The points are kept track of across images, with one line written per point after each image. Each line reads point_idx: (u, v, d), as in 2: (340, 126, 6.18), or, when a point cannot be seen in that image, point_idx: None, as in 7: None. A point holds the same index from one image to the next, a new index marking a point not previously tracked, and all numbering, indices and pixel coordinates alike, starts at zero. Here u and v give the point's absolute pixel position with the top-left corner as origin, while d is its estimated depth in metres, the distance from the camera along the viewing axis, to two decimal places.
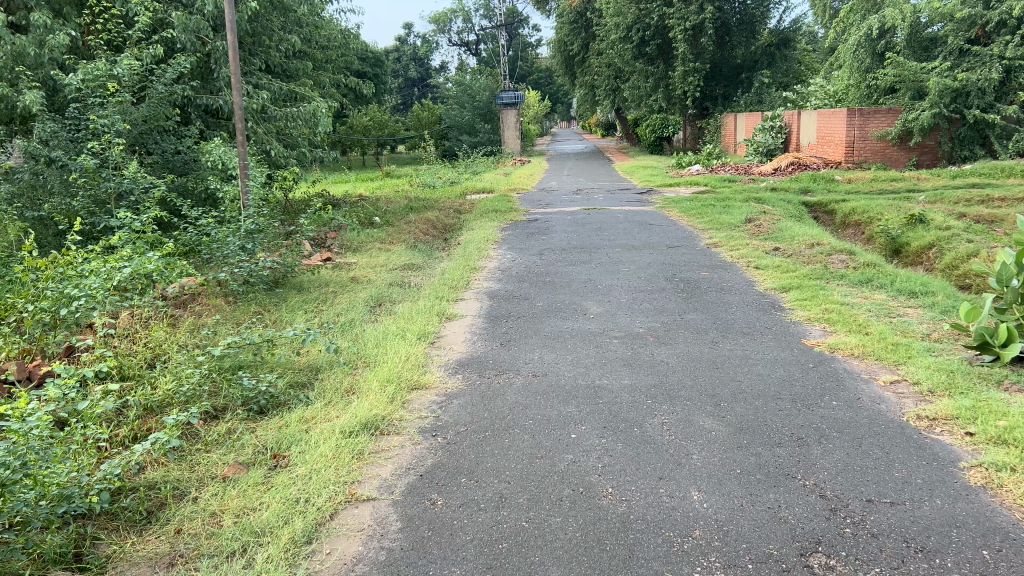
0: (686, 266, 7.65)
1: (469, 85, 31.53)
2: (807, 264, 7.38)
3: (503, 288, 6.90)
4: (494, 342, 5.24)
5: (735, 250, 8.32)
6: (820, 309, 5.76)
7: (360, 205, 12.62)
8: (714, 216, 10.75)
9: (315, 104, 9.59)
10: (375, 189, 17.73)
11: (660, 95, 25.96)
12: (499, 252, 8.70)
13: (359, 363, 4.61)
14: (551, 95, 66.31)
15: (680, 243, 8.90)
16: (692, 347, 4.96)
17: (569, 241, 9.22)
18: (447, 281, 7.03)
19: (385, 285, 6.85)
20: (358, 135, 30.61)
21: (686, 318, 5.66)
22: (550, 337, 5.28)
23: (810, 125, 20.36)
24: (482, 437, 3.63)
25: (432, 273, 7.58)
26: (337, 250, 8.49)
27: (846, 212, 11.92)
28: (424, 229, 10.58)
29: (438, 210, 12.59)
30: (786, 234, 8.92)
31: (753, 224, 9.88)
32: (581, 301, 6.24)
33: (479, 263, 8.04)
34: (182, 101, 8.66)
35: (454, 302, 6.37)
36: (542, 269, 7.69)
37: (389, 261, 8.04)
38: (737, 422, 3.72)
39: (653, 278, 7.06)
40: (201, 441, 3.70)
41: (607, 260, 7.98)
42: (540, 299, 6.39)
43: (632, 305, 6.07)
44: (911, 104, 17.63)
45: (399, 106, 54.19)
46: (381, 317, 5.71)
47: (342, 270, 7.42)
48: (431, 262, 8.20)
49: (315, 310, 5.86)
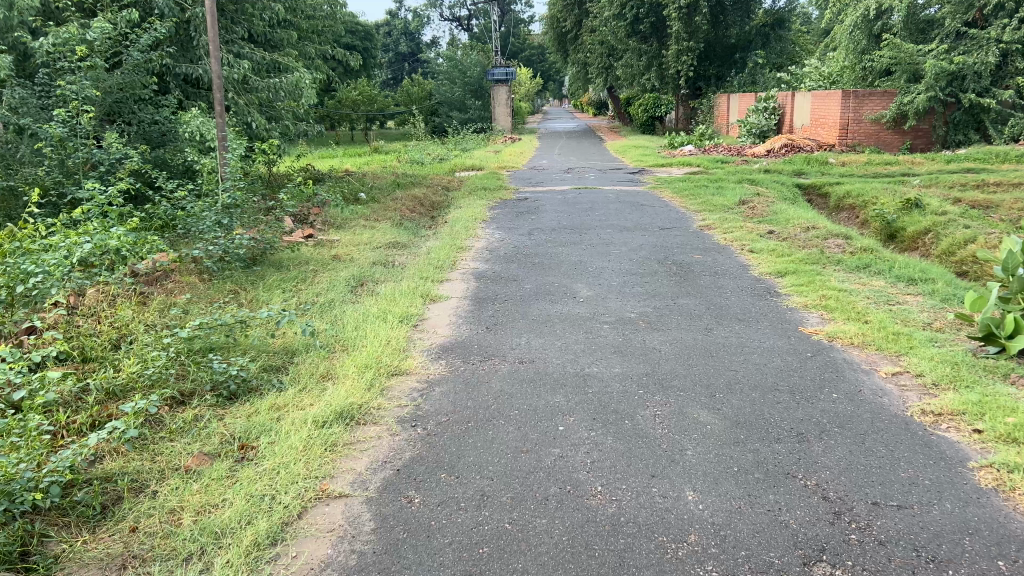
0: (678, 248, 7.45)
1: (460, 60, 31.12)
2: (802, 248, 7.19)
3: (490, 269, 6.68)
4: (480, 326, 5.02)
5: (729, 232, 8.12)
6: (817, 296, 5.57)
7: (346, 180, 12.34)
8: (707, 197, 10.56)
9: (299, 76, 9.28)
10: (363, 164, 17.47)
11: (653, 74, 25.65)
12: (487, 232, 8.47)
13: (337, 347, 4.39)
14: (543, 72, 65.79)
15: (673, 224, 8.70)
16: (685, 333, 4.76)
17: (560, 221, 9.00)
18: (433, 260, 6.81)
19: (369, 264, 6.62)
20: (346, 109, 30.26)
21: (679, 302, 5.46)
22: (537, 322, 5.07)
23: (804, 106, 20.13)
24: (464, 428, 3.42)
25: (418, 251, 7.35)
26: (320, 227, 8.24)
27: (841, 195, 11.75)
28: (411, 206, 10.33)
29: (426, 187, 12.34)
30: (781, 217, 8.72)
31: (747, 205, 9.69)
32: (570, 283, 6.03)
33: (466, 242, 7.82)
34: (160, 70, 8.37)
35: (439, 282, 6.16)
36: (531, 249, 7.47)
37: (373, 239, 7.80)
38: (734, 415, 3.52)
39: (644, 260, 6.86)
40: (165, 429, 3.48)
41: (598, 241, 7.77)
42: (528, 281, 6.17)
43: (623, 289, 5.86)
44: (907, 87, 17.42)
45: (389, 81, 53.62)
46: (361, 298, 5.49)
47: (324, 248, 7.19)
48: (416, 240, 7.97)
49: (293, 290, 5.62)
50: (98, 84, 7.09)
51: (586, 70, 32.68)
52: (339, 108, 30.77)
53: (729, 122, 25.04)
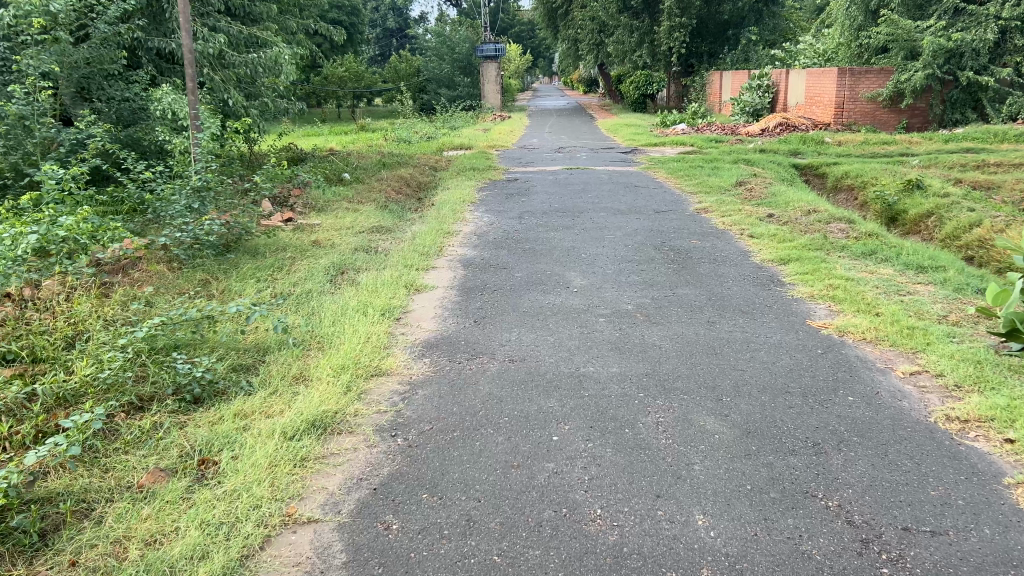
0: (675, 233, 7.14)
1: (449, 36, 30.58)
2: (804, 233, 6.89)
3: (478, 255, 6.35)
4: (468, 319, 4.71)
5: (727, 216, 7.81)
6: (823, 285, 5.28)
7: (329, 160, 11.95)
8: (703, 178, 10.25)
9: (278, 51, 8.85)
10: (349, 142, 17.08)
11: (645, 51, 25.22)
12: (476, 215, 8.13)
13: (313, 344, 4.07)
14: (533, 49, 65.10)
15: (668, 208, 8.39)
16: (686, 327, 4.46)
17: (551, 204, 8.67)
18: (418, 246, 6.47)
19: (350, 250, 6.28)
20: (333, 86, 29.73)
21: (678, 293, 5.16)
22: (528, 314, 4.76)
23: (799, 84, 19.78)
24: (450, 438, 3.12)
25: (402, 236, 7.01)
26: (300, 210, 7.87)
27: (839, 176, 11.46)
28: (397, 187, 9.97)
29: (413, 167, 11.97)
30: (780, 200, 8.41)
31: (744, 187, 9.39)
32: (563, 272, 5.72)
33: (453, 226, 7.48)
34: (131, 44, 7.96)
35: (424, 270, 5.83)
36: (522, 234, 7.15)
37: (355, 223, 7.45)
38: (743, 423, 3.22)
39: (640, 246, 6.55)
40: (119, 440, 3.15)
41: (591, 225, 7.46)
42: (518, 270, 5.85)
43: (619, 278, 5.55)
44: (904, 65, 17.10)
45: (377, 58, 52.89)
46: (342, 289, 5.16)
47: (304, 233, 6.84)
48: (402, 224, 7.63)
49: (268, 280, 5.29)
50: (63, 59, 6.68)
51: (576, 46, 32.15)
52: (325, 85, 30.23)
53: (722, 100, 24.67)
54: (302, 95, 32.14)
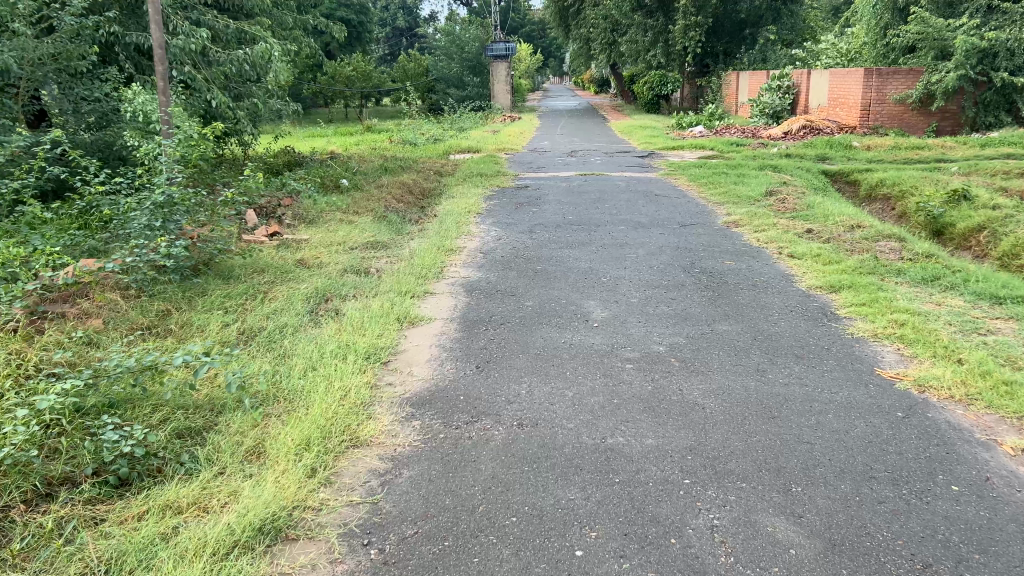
0: (705, 251, 6.38)
1: (458, 35, 29.61)
2: (850, 253, 6.12)
3: (485, 278, 5.61)
4: (469, 363, 3.95)
5: (761, 232, 7.04)
6: (886, 320, 4.50)
7: (329, 165, 11.23)
8: (729, 186, 9.48)
9: (268, 47, 8.12)
10: (353, 144, 16.40)
11: (659, 50, 24.42)
12: (483, 228, 7.39)
13: (281, 400, 3.34)
14: (544, 48, 64.40)
15: (694, 220, 7.63)
16: (733, 379, 3.69)
17: (565, 216, 7.91)
18: (416, 267, 5.74)
19: (339, 272, 5.55)
20: (340, 86, 29.13)
21: (717, 331, 4.39)
22: (542, 357, 3.99)
23: (821, 85, 18.96)
24: (439, 549, 2.37)
25: (400, 253, 6.28)
26: (289, 222, 7.16)
27: (873, 184, 10.67)
28: (398, 196, 9.25)
29: (417, 172, 11.25)
30: (818, 212, 7.64)
31: (776, 197, 8.61)
32: (581, 301, 4.96)
33: (457, 241, 6.74)
34: (107, 39, 7.26)
35: (421, 297, 5.08)
36: (533, 251, 6.40)
37: (348, 237, 6.73)
38: (824, 530, 2.47)
39: (667, 268, 5.79)
40: (10, 548, 2.40)
41: (610, 241, 6.71)
42: (529, 297, 5.09)
43: (646, 309, 4.79)
44: (934, 65, 16.23)
45: (387, 57, 52.24)
46: (325, 321, 4.42)
47: (289, 250, 6.12)
48: (399, 239, 6.90)
49: (237, 312, 4.56)
50: (23, 55, 5.99)
51: (588, 46, 31.34)
52: (333, 85, 29.60)
53: (740, 102, 23.85)
54: (309, 94, 31.51)
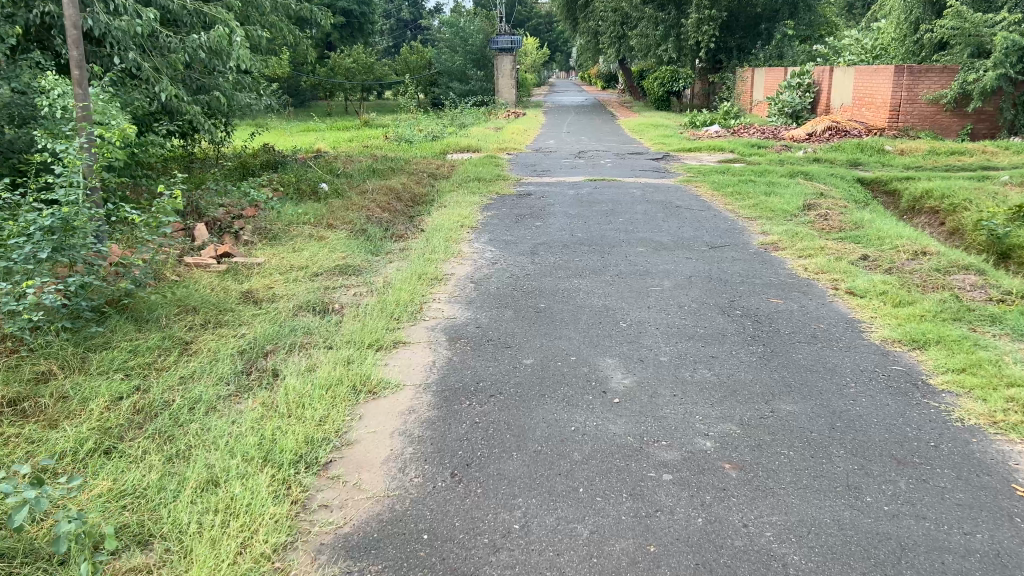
0: (743, 284, 5.26)
1: (463, 28, 28.37)
2: (923, 290, 5.01)
3: (474, 319, 4.50)
4: (441, 466, 2.83)
5: (807, 258, 5.93)
6: (1003, 399, 3.36)
7: (311, 166, 10.13)
8: (759, 198, 8.37)
9: (227, 30, 6.96)
10: (346, 141, 15.31)
11: (671, 45, 23.25)
12: (477, 248, 6.27)
13: (152, 550, 2.23)
14: (550, 43, 63.27)
15: (724, 240, 6.52)
16: (817, 506, 2.58)
17: (573, 233, 6.80)
18: (389, 303, 4.63)
19: (292, 312, 4.45)
20: (339, 79, 28.07)
21: (780, 414, 3.27)
22: (544, 455, 2.88)
23: (845, 83, 17.78)
24: None
25: (372, 282, 5.18)
26: (247, 239, 6.06)
27: (917, 195, 9.55)
28: (383, 203, 8.13)
29: (408, 175, 10.15)
30: (870, 233, 6.54)
31: (815, 212, 7.50)
32: (596, 359, 3.83)
33: (443, 265, 5.64)
34: (37, 18, 6.11)
35: (391, 348, 3.98)
36: (534, 281, 5.29)
37: (312, 260, 5.62)
38: None
39: (701, 309, 4.67)
40: None
41: (628, 268, 5.60)
42: (527, 350, 3.98)
43: (682, 374, 3.67)
44: (970, 64, 15.05)
45: (391, 49, 51.08)
46: (251, 395, 3.32)
47: (238, 278, 5.03)
48: (376, 261, 5.80)
49: (142, 375, 3.44)
50: None
51: (596, 40, 30.11)
52: (332, 77, 28.50)
53: (755, 100, 22.66)
54: (308, 88, 30.42)
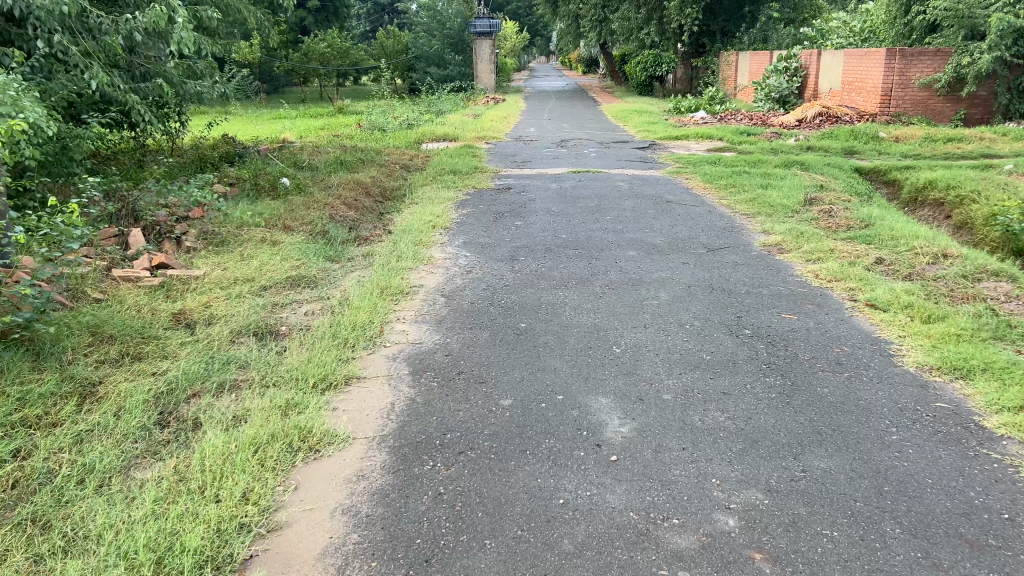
0: (749, 295, 4.64)
1: (440, 11, 27.47)
2: (952, 301, 4.43)
3: (443, 344, 3.86)
4: (390, 563, 2.20)
5: (816, 262, 5.34)
6: None
7: (274, 159, 9.40)
8: (756, 191, 7.78)
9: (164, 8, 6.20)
10: (316, 130, 14.52)
11: (653, 29, 22.58)
12: (449, 254, 5.62)
13: None
14: (530, 27, 62.37)
15: (722, 242, 5.92)
16: None
17: (556, 234, 6.18)
18: (345, 325, 3.98)
19: (228, 340, 3.80)
20: (313, 64, 27.17)
21: (814, 475, 2.66)
22: (525, 547, 2.26)
23: (834, 67, 17.22)
24: None
25: (328, 297, 4.53)
26: (189, 246, 5.38)
27: (919, 186, 9.01)
28: (349, 200, 7.45)
29: (379, 168, 9.47)
30: (881, 232, 5.97)
31: (818, 207, 6.94)
32: (587, 400, 3.21)
33: (410, 275, 5.00)
34: None
35: (341, 387, 3.34)
36: (514, 294, 4.65)
37: (261, 271, 4.96)
38: None
39: (706, 329, 4.05)
40: None
41: (619, 277, 4.98)
42: (504, 388, 3.34)
43: (690, 418, 3.05)
44: (964, 46, 14.51)
45: (367, 33, 49.88)
46: (161, 459, 2.67)
47: (171, 297, 4.35)
48: (335, 269, 5.15)
49: (26, 433, 2.78)
50: None
51: (577, 23, 29.37)
52: (305, 63, 27.53)
53: (740, 85, 22.07)
54: (281, 73, 29.42)
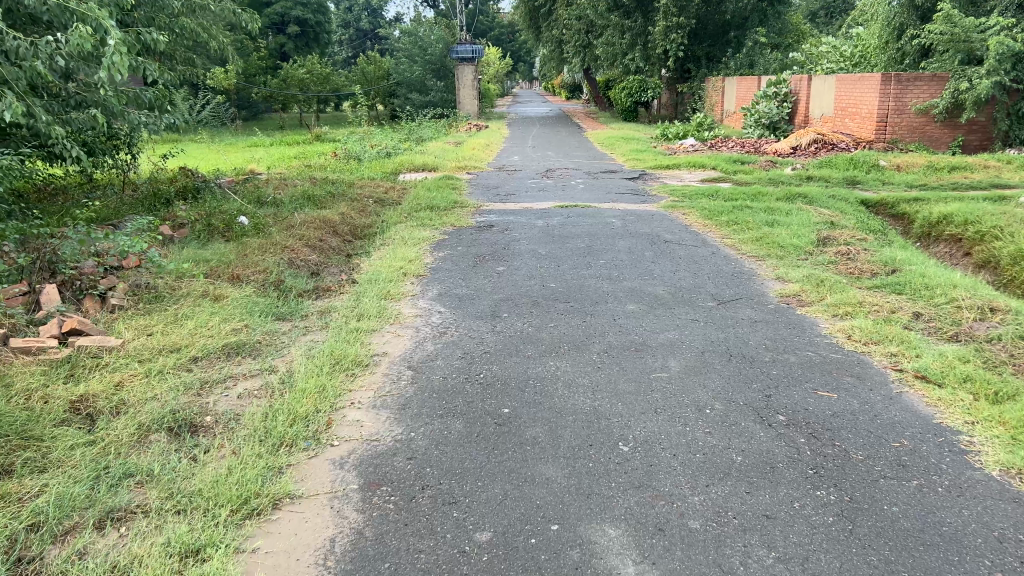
0: (776, 365, 3.89)
1: (421, 36, 26.90)
2: (1017, 372, 3.70)
3: (404, 440, 3.08)
4: None
5: (844, 319, 4.61)
6: None
7: (236, 194, 8.64)
8: (761, 228, 7.09)
9: (92, 29, 5.45)
10: (289, 159, 13.82)
11: (638, 54, 22.09)
12: (421, 309, 4.86)
13: None
14: (514, 52, 62.19)
15: (733, 292, 5.20)
16: None
17: (544, 283, 5.44)
18: (284, 416, 3.19)
19: (134, 441, 3.00)
20: (293, 90, 26.56)
21: None
22: None
23: (826, 93, 16.69)
24: None
25: (271, 373, 3.75)
26: (115, 304, 4.60)
27: (933, 219, 8.35)
28: (313, 240, 6.70)
29: (351, 202, 8.72)
30: (911, 279, 5.27)
31: (833, 248, 6.24)
32: (591, 533, 2.43)
33: (372, 339, 4.23)
34: None
35: (268, 514, 2.55)
36: (495, 364, 3.89)
37: (194, 337, 4.17)
38: None
39: (731, 416, 3.29)
40: None
41: (620, 340, 4.22)
42: (482, 513, 2.56)
43: (731, 566, 2.28)
44: (961, 71, 13.95)
45: (350, 58, 49.35)
46: None
47: (75, 377, 3.56)
48: (286, 332, 4.37)
49: None
50: None
51: (560, 49, 28.89)
52: (284, 89, 26.90)
53: (728, 110, 21.59)
54: (260, 100, 28.76)
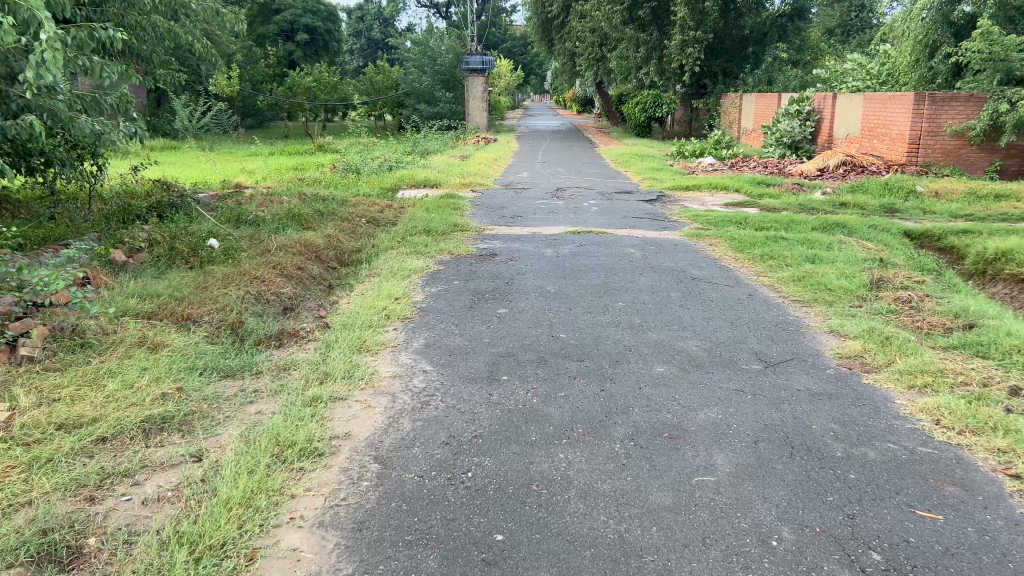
0: (855, 467, 2.98)
1: (431, 46, 26.14)
2: None
3: None
4: None
5: (927, 394, 3.69)
6: None
7: (213, 212, 7.80)
8: (802, 266, 6.18)
9: (25, 21, 4.56)
10: (285, 171, 12.98)
11: (654, 68, 21.23)
12: (402, 366, 3.98)
13: None
14: (525, 65, 61.52)
15: (782, 351, 4.29)
16: None
17: (554, 333, 4.54)
18: (190, 546, 2.31)
19: None
20: (298, 99, 25.80)
21: None
22: None
23: (853, 111, 15.79)
24: None
25: (194, 465, 2.86)
26: (26, 354, 3.72)
27: (990, 256, 7.40)
28: (291, 268, 5.83)
29: (340, 222, 7.86)
30: (1000, 339, 4.34)
31: (891, 294, 5.32)
32: None
33: (334, 413, 3.34)
34: None
35: None
36: (489, 455, 2.98)
37: (112, 406, 3.29)
38: None
39: (809, 556, 2.38)
40: None
41: (649, 422, 3.31)
42: None
43: None
44: (1000, 92, 12.91)
45: (360, 67, 48.65)
46: None
47: None
48: (227, 400, 3.48)
49: None
50: None
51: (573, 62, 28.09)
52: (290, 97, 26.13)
53: (747, 128, 20.69)
54: (265, 108, 28.02)
